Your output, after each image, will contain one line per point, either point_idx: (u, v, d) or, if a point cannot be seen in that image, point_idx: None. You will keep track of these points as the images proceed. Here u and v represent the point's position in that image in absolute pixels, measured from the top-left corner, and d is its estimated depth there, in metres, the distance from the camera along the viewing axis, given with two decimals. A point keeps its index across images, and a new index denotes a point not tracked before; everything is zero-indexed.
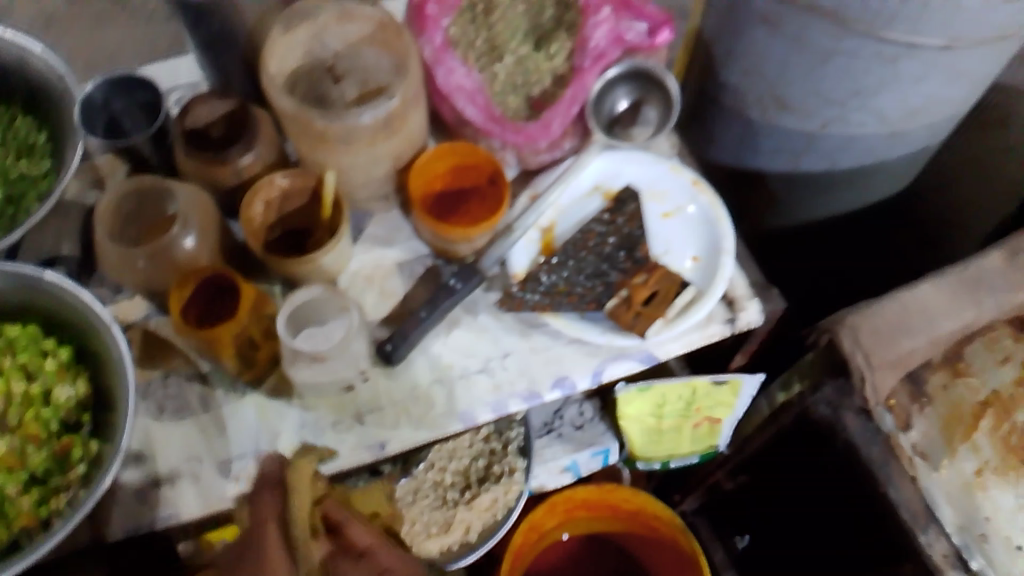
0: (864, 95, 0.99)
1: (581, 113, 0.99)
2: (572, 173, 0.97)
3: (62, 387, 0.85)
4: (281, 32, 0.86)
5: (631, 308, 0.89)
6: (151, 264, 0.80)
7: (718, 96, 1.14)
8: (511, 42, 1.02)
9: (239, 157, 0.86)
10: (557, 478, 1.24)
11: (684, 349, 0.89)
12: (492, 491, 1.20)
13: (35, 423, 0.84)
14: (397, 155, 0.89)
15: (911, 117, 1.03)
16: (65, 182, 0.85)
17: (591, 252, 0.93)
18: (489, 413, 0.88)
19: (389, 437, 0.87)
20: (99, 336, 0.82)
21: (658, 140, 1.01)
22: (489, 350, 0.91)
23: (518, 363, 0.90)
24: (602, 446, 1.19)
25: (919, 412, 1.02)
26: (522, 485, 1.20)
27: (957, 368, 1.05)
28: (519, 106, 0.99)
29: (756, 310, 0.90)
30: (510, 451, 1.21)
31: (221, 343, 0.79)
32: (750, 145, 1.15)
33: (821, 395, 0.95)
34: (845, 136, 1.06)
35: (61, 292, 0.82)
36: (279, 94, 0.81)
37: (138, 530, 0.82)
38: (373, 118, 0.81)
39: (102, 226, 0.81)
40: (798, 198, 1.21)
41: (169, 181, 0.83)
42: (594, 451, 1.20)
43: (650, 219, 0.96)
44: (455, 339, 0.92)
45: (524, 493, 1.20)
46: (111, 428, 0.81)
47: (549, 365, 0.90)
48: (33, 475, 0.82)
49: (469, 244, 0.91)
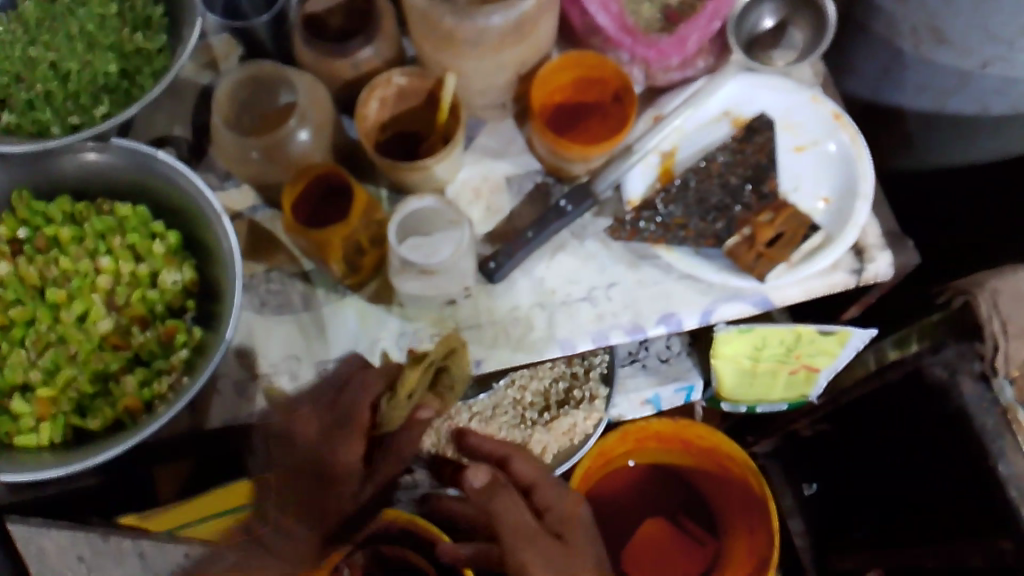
0: None
1: (720, 28, 0.92)
2: (702, 96, 0.90)
3: (169, 272, 0.86)
4: None
5: (752, 248, 0.84)
6: (265, 157, 0.80)
7: (867, 22, 1.03)
8: None
9: (358, 51, 0.84)
10: (636, 409, 1.21)
11: (803, 296, 0.84)
12: (572, 416, 1.20)
13: (142, 304, 0.85)
14: (522, 61, 0.84)
15: None
16: (183, 63, 0.83)
17: (715, 184, 0.88)
18: (589, 343, 0.86)
19: (485, 356, 0.86)
20: (209, 227, 0.82)
21: (800, 67, 0.93)
22: (594, 278, 0.87)
23: (623, 295, 0.86)
24: (687, 382, 1.15)
25: None
26: (601, 413, 1.19)
27: None
28: (654, 16, 0.91)
29: (886, 263, 0.84)
30: (592, 377, 1.19)
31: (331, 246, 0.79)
32: (893, 80, 1.06)
33: (940, 356, 0.88)
34: (1007, 77, 0.97)
35: (175, 178, 0.81)
36: None
37: (235, 420, 0.84)
38: (505, 21, 0.76)
39: (219, 112, 0.80)
40: (935, 144, 1.12)
41: (287, 72, 0.81)
42: (678, 387, 1.15)
43: (781, 152, 0.89)
44: (559, 264, 0.88)
45: (603, 421, 1.20)
46: (215, 318, 0.82)
47: (656, 301, 0.86)
48: (137, 355, 0.84)
49: (585, 163, 0.87)
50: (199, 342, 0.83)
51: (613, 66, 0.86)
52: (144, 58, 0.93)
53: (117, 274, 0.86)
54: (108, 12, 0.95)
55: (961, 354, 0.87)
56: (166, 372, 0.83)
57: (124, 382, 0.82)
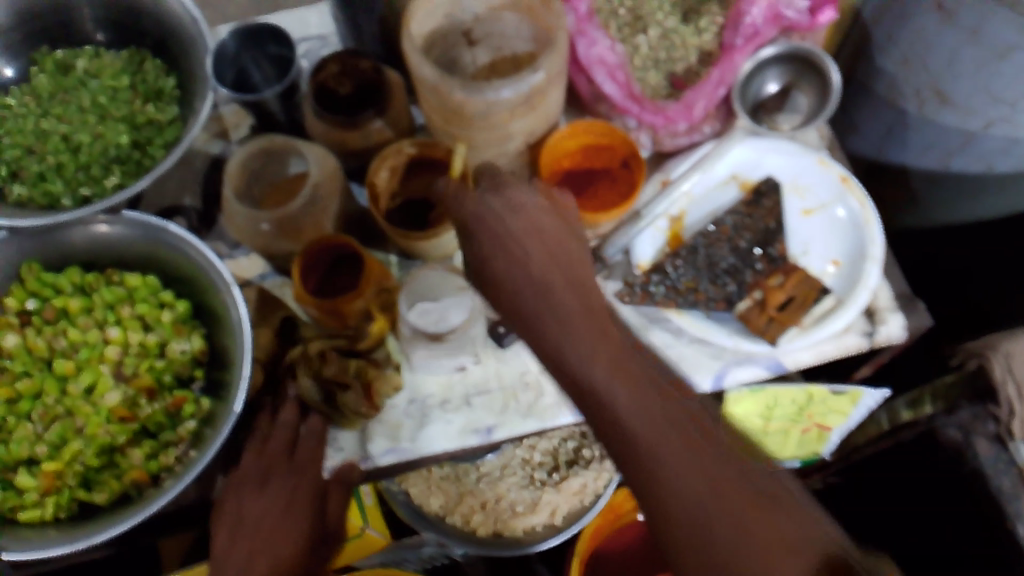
0: None
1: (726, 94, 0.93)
2: (710, 159, 0.91)
3: (178, 342, 0.86)
4: None
5: (764, 312, 0.84)
6: (276, 228, 0.80)
7: (870, 83, 1.05)
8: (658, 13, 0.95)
9: (369, 123, 0.85)
10: None
11: (814, 360, 0.84)
12: (582, 476, 1.18)
13: (149, 375, 0.85)
14: (531, 132, 0.85)
15: None
16: (194, 133, 0.83)
17: (725, 249, 0.88)
18: None
19: (497, 423, 0.85)
20: (219, 297, 0.82)
21: (806, 131, 0.94)
22: None
23: None
24: None
25: None
26: (612, 472, 1.19)
27: None
28: (659, 84, 0.94)
29: (898, 325, 0.84)
30: None
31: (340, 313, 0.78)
32: (897, 139, 1.07)
33: (955, 417, 0.90)
34: (1009, 138, 0.97)
35: (185, 248, 0.81)
36: (418, 61, 0.76)
37: None
38: (515, 93, 0.76)
39: (231, 185, 0.81)
40: (939, 201, 1.13)
41: (299, 144, 0.82)
42: None
43: (789, 215, 0.90)
44: None
45: (613, 480, 1.19)
46: (225, 389, 0.81)
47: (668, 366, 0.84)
48: (145, 428, 0.83)
49: (595, 230, 0.87)
50: (208, 414, 0.82)
51: (620, 133, 0.88)
52: (157, 130, 0.94)
53: (126, 344, 0.86)
54: (119, 84, 0.96)
55: (974, 416, 0.89)
56: (174, 444, 0.83)
57: (132, 454, 0.81)
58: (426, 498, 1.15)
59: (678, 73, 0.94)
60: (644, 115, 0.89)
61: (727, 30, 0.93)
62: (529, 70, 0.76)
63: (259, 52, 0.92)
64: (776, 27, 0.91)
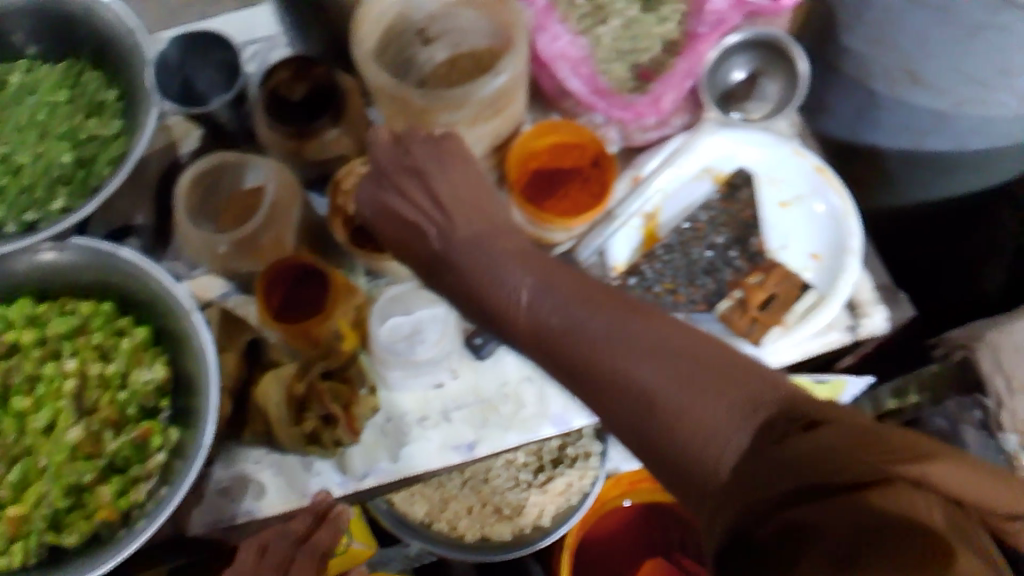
0: (1011, 74, 0.89)
1: (694, 86, 0.90)
2: (680, 154, 0.87)
3: (140, 370, 0.83)
4: None
5: (747, 312, 0.81)
6: (233, 249, 0.79)
7: (838, 62, 1.03)
8: (618, 3, 0.92)
9: (325, 131, 0.82)
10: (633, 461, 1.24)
11: (801, 358, 0.82)
12: (567, 475, 1.16)
13: (112, 407, 0.82)
14: (496, 135, 0.82)
15: None
16: (142, 148, 0.79)
17: (701, 245, 0.86)
18: (583, 417, 0.84)
19: (478, 439, 0.83)
20: (175, 320, 0.78)
21: (777, 121, 0.92)
22: None
23: None
24: None
25: None
26: (597, 470, 1.16)
27: None
28: (625, 75, 0.91)
29: (881, 317, 0.82)
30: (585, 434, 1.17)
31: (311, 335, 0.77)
32: (869, 119, 1.05)
33: (941, 407, 0.88)
34: (979, 118, 0.97)
35: (137, 271, 0.77)
36: (374, 69, 0.73)
37: (219, 523, 0.80)
38: (478, 99, 0.73)
39: (182, 205, 0.78)
40: (914, 179, 1.12)
41: (250, 158, 0.80)
42: None
43: (766, 208, 0.88)
44: None
45: (599, 479, 1.16)
46: (190, 415, 0.78)
47: None
48: (112, 463, 0.80)
49: (568, 232, 0.83)
50: (175, 444, 0.79)
51: (589, 132, 0.85)
52: (102, 145, 0.90)
53: (86, 375, 0.84)
54: (58, 98, 0.91)
55: (961, 405, 0.88)
56: (144, 478, 0.80)
57: (100, 492, 0.78)
58: (409, 506, 1.14)
59: (643, 64, 0.92)
60: (611, 111, 0.86)
61: (691, 17, 0.91)
62: (489, 74, 0.73)
63: (205, 61, 0.89)
64: (742, 12, 0.87)
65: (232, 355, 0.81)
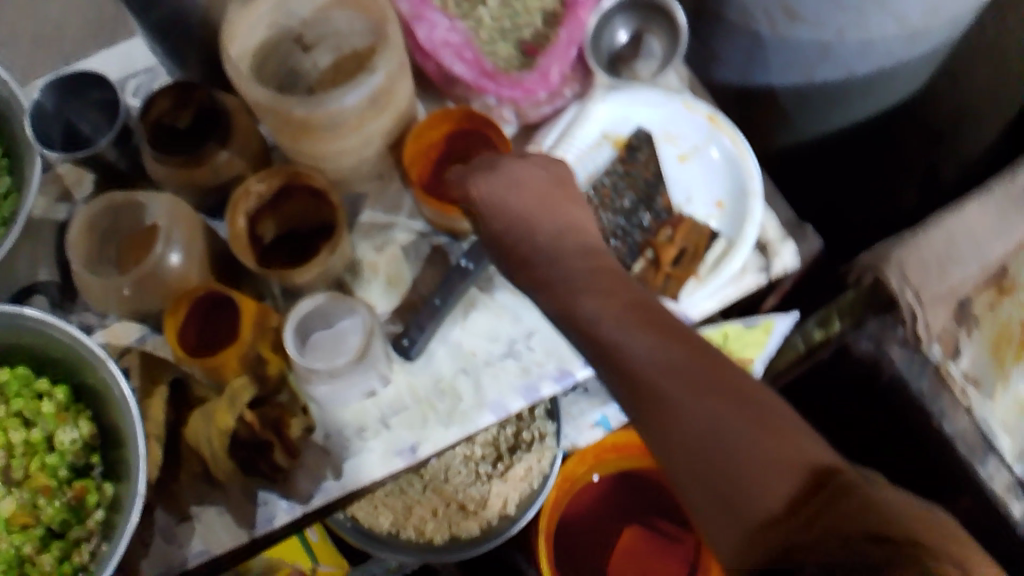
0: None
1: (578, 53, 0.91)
2: (577, 125, 0.88)
3: (64, 430, 0.80)
4: (238, 7, 0.75)
5: (659, 270, 0.83)
6: (137, 290, 0.76)
7: (721, 10, 1.04)
8: None
9: (215, 155, 0.80)
10: (588, 434, 1.23)
11: (721, 306, 0.83)
12: (526, 461, 1.15)
13: (43, 472, 0.79)
14: (387, 133, 0.81)
15: (933, 14, 0.94)
16: (28, 203, 0.77)
17: (610, 209, 0.86)
18: (522, 399, 0.84)
19: (419, 440, 0.82)
20: (91, 375, 0.76)
21: (666, 75, 0.92)
22: (512, 330, 0.86)
23: (545, 342, 0.85)
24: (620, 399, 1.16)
25: (967, 337, 0.98)
26: (555, 449, 1.16)
27: (1002, 286, 0.98)
28: (511, 55, 0.91)
29: (791, 253, 0.84)
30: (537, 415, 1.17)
31: (228, 367, 0.75)
32: (760, 62, 1.07)
33: (865, 330, 0.89)
34: (862, 43, 0.98)
35: (44, 330, 0.75)
36: (247, 84, 0.71)
37: (170, 571, 0.78)
38: (358, 98, 0.72)
39: (76, 253, 0.76)
40: (813, 114, 1.14)
41: (139, 195, 0.77)
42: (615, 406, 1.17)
43: (665, 163, 0.88)
44: (475, 323, 0.87)
45: (557, 458, 1.16)
46: (120, 470, 0.76)
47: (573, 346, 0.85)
48: (49, 529, 0.78)
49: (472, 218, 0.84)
50: (111, 501, 0.76)
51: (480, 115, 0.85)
52: None
53: (11, 444, 0.82)
54: None
55: (883, 324, 0.88)
56: (86, 539, 0.77)
57: (42, 559, 0.77)
58: (374, 519, 1.12)
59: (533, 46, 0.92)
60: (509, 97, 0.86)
61: None
62: (365, 71, 0.73)
63: (84, 103, 0.87)
64: None
65: (157, 395, 0.80)
